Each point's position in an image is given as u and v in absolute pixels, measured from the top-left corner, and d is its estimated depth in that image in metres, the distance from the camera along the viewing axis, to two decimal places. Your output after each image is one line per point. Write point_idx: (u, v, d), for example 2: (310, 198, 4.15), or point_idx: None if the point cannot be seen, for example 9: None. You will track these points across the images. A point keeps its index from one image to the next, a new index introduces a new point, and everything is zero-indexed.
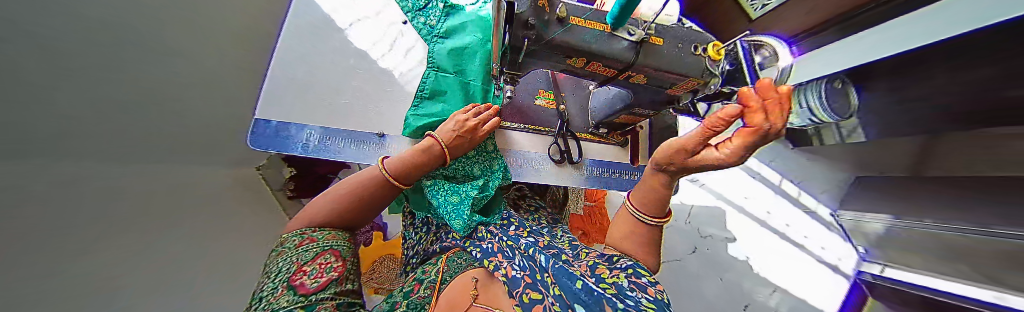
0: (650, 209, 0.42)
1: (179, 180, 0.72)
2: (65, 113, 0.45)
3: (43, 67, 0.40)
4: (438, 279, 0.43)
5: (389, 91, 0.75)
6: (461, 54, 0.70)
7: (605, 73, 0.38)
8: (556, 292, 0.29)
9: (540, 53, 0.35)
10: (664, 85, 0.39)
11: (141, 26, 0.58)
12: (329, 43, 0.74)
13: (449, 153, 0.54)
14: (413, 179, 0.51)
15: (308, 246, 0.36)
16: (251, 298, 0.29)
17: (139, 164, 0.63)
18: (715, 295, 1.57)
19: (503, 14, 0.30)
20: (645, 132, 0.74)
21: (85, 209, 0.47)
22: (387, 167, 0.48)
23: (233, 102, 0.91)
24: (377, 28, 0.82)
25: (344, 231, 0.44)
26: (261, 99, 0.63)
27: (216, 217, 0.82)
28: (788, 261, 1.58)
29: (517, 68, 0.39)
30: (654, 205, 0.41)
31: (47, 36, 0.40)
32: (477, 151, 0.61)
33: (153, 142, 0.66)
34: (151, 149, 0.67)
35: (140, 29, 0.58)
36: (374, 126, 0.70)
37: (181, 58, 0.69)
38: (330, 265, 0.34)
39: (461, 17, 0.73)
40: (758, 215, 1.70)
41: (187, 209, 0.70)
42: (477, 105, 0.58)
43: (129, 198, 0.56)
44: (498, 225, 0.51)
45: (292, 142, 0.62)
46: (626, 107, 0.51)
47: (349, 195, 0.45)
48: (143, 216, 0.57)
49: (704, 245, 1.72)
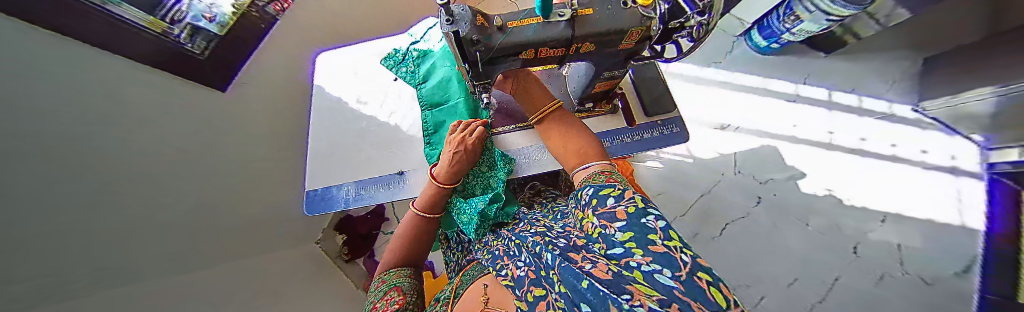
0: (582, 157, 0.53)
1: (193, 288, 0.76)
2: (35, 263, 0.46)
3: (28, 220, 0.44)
4: (455, 293, 0.50)
5: (395, 135, 0.85)
6: (444, 88, 0.81)
7: (556, 54, 0.43)
8: (562, 290, 0.28)
9: (496, 58, 0.41)
10: (611, 44, 0.43)
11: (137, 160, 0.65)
12: (343, 116, 0.89)
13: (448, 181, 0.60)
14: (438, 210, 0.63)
15: (383, 291, 0.52)
16: None
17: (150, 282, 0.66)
18: (805, 244, 1.38)
19: (454, 41, 0.38)
20: (630, 89, 0.77)
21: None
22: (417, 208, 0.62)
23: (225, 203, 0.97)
24: (371, 84, 0.94)
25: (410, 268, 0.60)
26: (308, 176, 0.80)
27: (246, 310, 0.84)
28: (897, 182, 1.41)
29: (482, 77, 0.45)
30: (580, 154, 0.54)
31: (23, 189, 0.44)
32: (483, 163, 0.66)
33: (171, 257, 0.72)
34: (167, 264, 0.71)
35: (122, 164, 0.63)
36: (392, 168, 0.80)
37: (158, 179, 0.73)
38: (392, 299, 0.48)
39: (434, 58, 0.86)
40: (820, 138, 1.56)
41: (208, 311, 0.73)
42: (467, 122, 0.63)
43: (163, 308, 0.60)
44: (509, 226, 0.56)
45: (335, 201, 0.77)
46: (594, 77, 0.55)
47: (399, 240, 0.62)
48: None
49: (767, 191, 1.53)
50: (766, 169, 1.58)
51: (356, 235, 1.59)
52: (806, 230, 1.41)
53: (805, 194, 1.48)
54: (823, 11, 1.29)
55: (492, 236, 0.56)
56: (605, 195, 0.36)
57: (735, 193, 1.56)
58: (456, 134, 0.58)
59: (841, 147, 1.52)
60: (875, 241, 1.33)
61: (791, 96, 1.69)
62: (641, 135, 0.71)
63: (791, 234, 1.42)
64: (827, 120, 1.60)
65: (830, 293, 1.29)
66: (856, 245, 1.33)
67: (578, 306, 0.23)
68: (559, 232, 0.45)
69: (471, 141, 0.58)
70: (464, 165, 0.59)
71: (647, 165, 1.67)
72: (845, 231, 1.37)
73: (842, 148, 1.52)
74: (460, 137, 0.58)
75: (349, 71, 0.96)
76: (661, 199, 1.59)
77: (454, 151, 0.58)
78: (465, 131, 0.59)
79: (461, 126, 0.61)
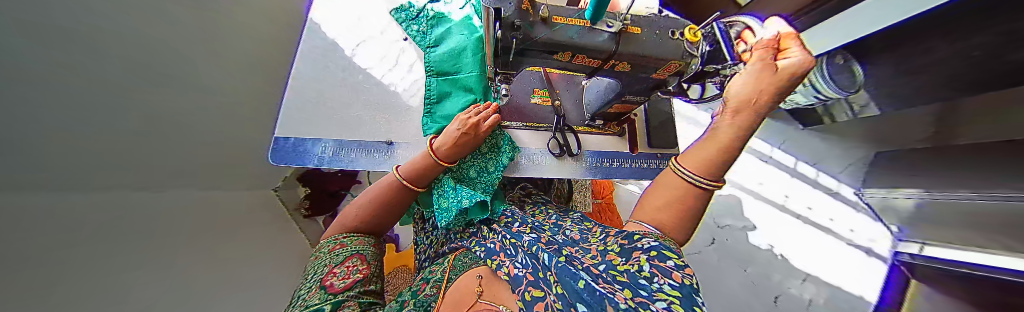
0: (709, 172, 0.32)
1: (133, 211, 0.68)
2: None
3: None
4: (445, 279, 0.47)
5: (392, 98, 0.79)
6: (456, 58, 0.75)
7: (590, 64, 0.41)
8: (559, 290, 0.29)
9: (529, 51, 0.38)
10: (648, 70, 0.42)
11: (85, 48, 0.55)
12: (336, 63, 0.80)
13: (446, 159, 0.57)
14: (422, 183, 0.58)
15: (343, 254, 0.46)
16: (294, 294, 0.39)
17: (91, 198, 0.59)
18: (741, 287, 1.54)
19: (492, 18, 0.33)
20: (642, 117, 0.76)
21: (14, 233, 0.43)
22: (399, 172, 0.57)
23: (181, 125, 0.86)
24: (375, 36, 0.85)
25: (371, 236, 0.55)
26: (281, 119, 0.71)
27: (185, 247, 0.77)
28: None
29: (507, 67, 0.43)
30: (714, 168, 0.32)
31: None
32: (487, 147, 0.66)
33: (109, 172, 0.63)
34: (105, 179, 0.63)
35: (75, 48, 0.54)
36: (382, 134, 0.74)
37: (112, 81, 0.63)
38: (355, 267, 0.43)
39: (450, 23, 0.80)
40: (777, 200, 1.74)
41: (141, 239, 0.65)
42: (478, 106, 0.63)
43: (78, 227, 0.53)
44: (501, 223, 0.55)
45: (309, 156, 0.70)
46: (616, 97, 0.54)
47: (368, 203, 0.55)
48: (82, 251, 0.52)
49: (722, 235, 1.77)
50: (726, 216, 1.82)
51: (324, 193, 1.52)
52: (743, 275, 1.58)
53: (752, 245, 1.65)
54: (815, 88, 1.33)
55: (484, 229, 0.55)
56: None
57: None
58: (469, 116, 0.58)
59: (792, 211, 1.69)
60: (792, 296, 1.44)
61: (764, 155, 1.90)
62: (639, 164, 0.72)
63: (730, 276, 1.59)
64: (788, 185, 1.77)
65: None
66: (778, 296, 1.47)
67: (574, 305, 0.24)
68: (561, 242, 0.45)
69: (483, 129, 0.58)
70: (468, 147, 0.58)
71: (627, 189, 1.74)
72: (772, 281, 1.51)
73: (792, 213, 1.68)
74: (474, 121, 0.58)
75: (353, 14, 0.87)
76: None
77: (464, 131, 0.57)
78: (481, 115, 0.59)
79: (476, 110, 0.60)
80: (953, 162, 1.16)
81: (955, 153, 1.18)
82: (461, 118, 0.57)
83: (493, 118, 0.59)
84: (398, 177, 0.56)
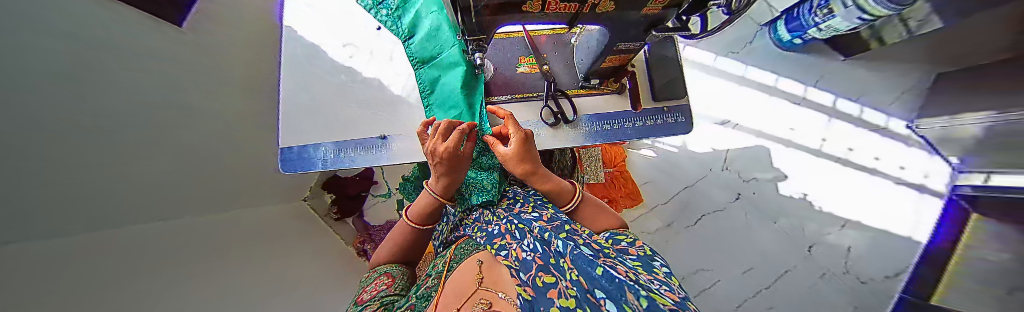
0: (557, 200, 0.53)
1: (189, 227, 0.77)
2: (71, 179, 0.48)
3: (51, 136, 0.43)
4: (445, 268, 0.48)
5: (380, 92, 0.77)
6: (434, 39, 0.71)
7: (567, 10, 0.36)
8: (572, 276, 0.27)
9: (494, 6, 0.33)
10: (637, 6, 0.36)
11: (124, 85, 0.60)
12: (318, 67, 0.78)
13: (441, 194, 0.55)
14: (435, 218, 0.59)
15: (374, 276, 0.51)
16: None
17: (155, 221, 0.68)
18: (770, 242, 1.48)
19: None
20: (642, 68, 0.69)
21: (106, 252, 0.51)
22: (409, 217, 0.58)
23: (214, 147, 0.93)
24: (348, 30, 0.81)
25: (406, 264, 0.58)
26: (282, 130, 0.73)
27: (242, 252, 0.88)
28: (870, 196, 1.46)
29: (478, 31, 0.39)
30: (558, 197, 0.52)
31: (55, 108, 0.44)
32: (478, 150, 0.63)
33: (161, 196, 0.71)
34: (160, 202, 0.71)
35: (123, 87, 0.60)
36: (377, 131, 0.74)
37: (160, 114, 0.70)
38: (380, 285, 0.47)
39: (418, 2, 0.74)
40: (814, 145, 1.57)
41: (204, 249, 0.75)
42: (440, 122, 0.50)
43: (151, 243, 0.61)
44: (504, 207, 0.55)
45: (313, 160, 0.72)
46: (608, 47, 0.48)
47: (394, 245, 0.57)
48: (166, 258, 0.61)
49: (749, 189, 1.58)
50: (753, 168, 1.60)
51: (345, 196, 1.57)
52: (772, 228, 1.50)
53: (780, 196, 1.54)
54: (856, 8, 1.18)
55: (488, 213, 0.55)
56: (620, 239, 0.38)
57: (718, 190, 1.60)
58: (429, 143, 0.49)
59: (829, 155, 1.54)
60: (830, 243, 1.43)
61: (797, 98, 1.65)
62: (644, 121, 0.66)
63: (756, 231, 1.51)
64: (825, 127, 1.59)
65: (777, 281, 1.43)
66: (813, 244, 1.45)
67: (591, 292, 0.22)
68: (565, 220, 0.44)
69: (446, 151, 0.47)
70: (447, 175, 0.52)
71: (640, 153, 1.66)
72: (807, 232, 1.46)
73: (830, 157, 1.54)
74: (431, 148, 0.49)
75: (324, 12, 0.83)
76: (646, 188, 1.62)
77: (437, 165, 0.50)
78: (438, 138, 0.48)
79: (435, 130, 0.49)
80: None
81: None
82: (425, 152, 0.49)
83: (455, 136, 0.47)
84: (410, 222, 0.57)
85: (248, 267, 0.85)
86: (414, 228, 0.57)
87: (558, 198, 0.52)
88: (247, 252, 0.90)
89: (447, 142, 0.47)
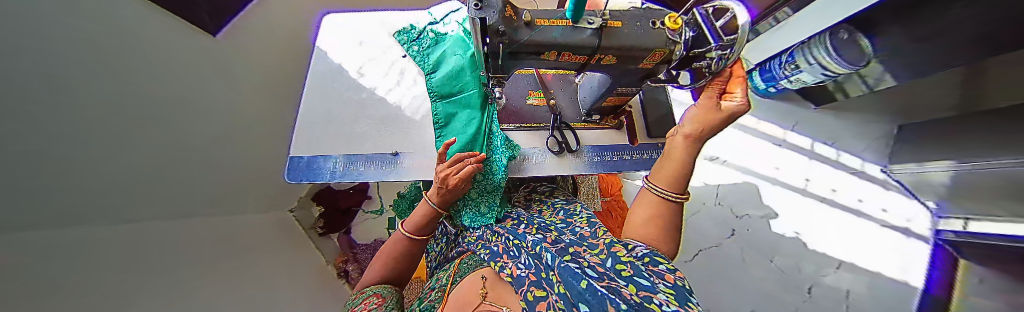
0: (672, 186, 0.43)
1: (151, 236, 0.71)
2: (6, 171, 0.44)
3: None
4: (450, 282, 0.49)
5: (396, 114, 0.82)
6: (455, 78, 0.79)
7: (577, 60, 0.42)
8: (561, 290, 0.30)
9: (515, 53, 0.40)
10: (634, 61, 0.43)
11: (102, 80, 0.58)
12: (342, 85, 0.85)
13: (441, 210, 0.59)
14: (429, 231, 0.60)
15: (363, 296, 0.48)
16: None
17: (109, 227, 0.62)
18: (766, 280, 1.46)
19: (478, 28, 0.36)
20: (637, 108, 0.78)
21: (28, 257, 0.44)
22: (406, 229, 0.58)
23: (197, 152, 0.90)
24: (377, 57, 0.89)
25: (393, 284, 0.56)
26: (294, 140, 0.76)
27: (204, 267, 0.80)
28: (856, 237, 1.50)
29: (499, 71, 0.46)
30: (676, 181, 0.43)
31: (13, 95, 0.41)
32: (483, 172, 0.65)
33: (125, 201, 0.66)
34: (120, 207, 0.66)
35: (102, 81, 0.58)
36: (387, 148, 0.77)
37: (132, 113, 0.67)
38: (371, 303, 0.45)
39: (447, 43, 0.84)
40: (798, 183, 1.66)
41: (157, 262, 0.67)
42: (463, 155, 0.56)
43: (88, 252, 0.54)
44: (508, 226, 0.57)
45: (320, 172, 0.74)
46: (609, 90, 0.56)
47: (387, 258, 0.56)
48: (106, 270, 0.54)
49: (740, 225, 1.62)
50: (745, 205, 1.67)
51: (335, 210, 1.56)
52: (769, 267, 1.50)
53: (776, 233, 1.56)
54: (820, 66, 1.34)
55: (488, 232, 0.57)
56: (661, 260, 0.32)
57: (710, 223, 1.66)
58: (442, 169, 0.54)
59: (814, 195, 1.61)
60: (827, 285, 1.41)
61: (779, 140, 1.78)
62: (641, 155, 0.72)
63: (755, 267, 1.50)
64: (807, 165, 1.68)
65: None
66: (811, 286, 1.42)
67: (577, 305, 0.25)
68: (566, 241, 0.46)
69: (455, 184, 0.53)
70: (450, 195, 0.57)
71: (636, 183, 1.72)
72: (804, 272, 1.45)
73: (814, 196, 1.61)
74: (444, 175, 0.53)
75: (355, 41, 0.91)
76: None
77: (441, 187, 0.55)
78: (451, 170, 0.53)
79: (451, 160, 0.55)
80: (987, 127, 1.09)
81: (987, 117, 1.11)
82: (436, 174, 0.54)
83: (470, 171, 0.52)
84: (406, 232, 0.57)
85: (209, 283, 0.77)
86: (409, 240, 0.58)
87: (672, 181, 0.43)
88: (207, 266, 0.82)
89: (460, 174, 0.53)
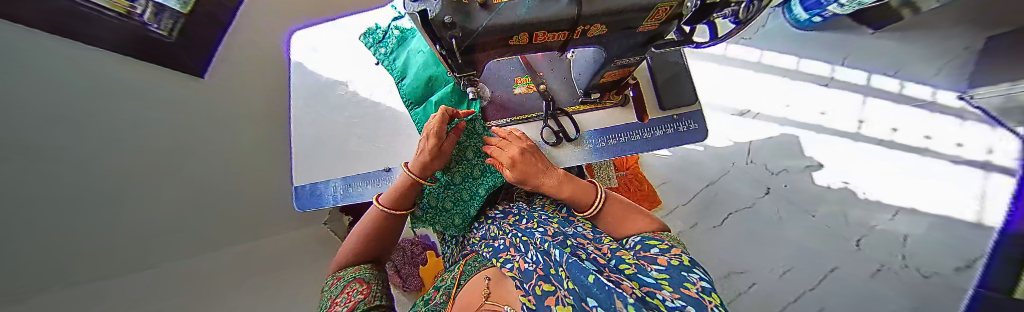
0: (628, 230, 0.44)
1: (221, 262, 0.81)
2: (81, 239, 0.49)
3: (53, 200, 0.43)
4: (455, 286, 0.48)
5: (381, 124, 0.78)
6: (424, 79, 0.77)
7: (557, 37, 0.34)
8: (568, 281, 0.22)
9: (476, 43, 0.33)
10: (632, 24, 0.33)
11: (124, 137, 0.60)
12: (323, 103, 0.81)
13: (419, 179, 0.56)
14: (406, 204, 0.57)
15: (341, 283, 0.44)
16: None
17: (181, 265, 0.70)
18: (804, 237, 1.35)
19: (418, 18, 0.28)
20: (645, 78, 0.66)
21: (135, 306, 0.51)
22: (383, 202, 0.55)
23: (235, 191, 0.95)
24: (347, 65, 0.83)
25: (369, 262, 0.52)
26: (293, 169, 0.76)
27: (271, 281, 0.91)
28: (920, 180, 1.32)
29: (466, 68, 0.38)
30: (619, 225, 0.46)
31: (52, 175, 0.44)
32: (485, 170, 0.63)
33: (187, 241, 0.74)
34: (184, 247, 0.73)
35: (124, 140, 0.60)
36: (380, 163, 0.75)
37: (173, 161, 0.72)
38: (356, 290, 0.41)
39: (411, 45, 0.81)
40: (848, 127, 1.43)
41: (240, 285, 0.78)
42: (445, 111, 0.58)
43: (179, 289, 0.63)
44: (510, 222, 0.53)
45: (324, 197, 0.74)
46: (605, 63, 0.46)
47: (370, 235, 0.54)
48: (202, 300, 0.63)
49: (777, 182, 1.44)
50: (780, 158, 1.48)
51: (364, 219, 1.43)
52: (809, 222, 1.37)
53: (819, 186, 1.39)
54: None
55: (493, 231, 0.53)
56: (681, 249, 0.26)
57: (740, 185, 1.46)
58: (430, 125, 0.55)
59: (868, 138, 1.40)
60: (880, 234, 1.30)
61: (825, 80, 1.50)
62: (652, 133, 0.63)
63: (795, 222, 1.38)
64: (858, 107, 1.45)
65: (822, 282, 1.29)
66: (861, 238, 1.31)
67: (586, 300, 0.18)
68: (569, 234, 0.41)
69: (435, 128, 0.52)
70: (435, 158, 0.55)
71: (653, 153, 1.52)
72: (852, 221, 1.33)
73: (870, 139, 1.40)
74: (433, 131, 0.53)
75: (326, 49, 0.86)
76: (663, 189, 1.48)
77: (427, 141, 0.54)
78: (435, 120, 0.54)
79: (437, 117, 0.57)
80: None
81: None
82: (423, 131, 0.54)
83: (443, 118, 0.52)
84: (382, 206, 0.55)
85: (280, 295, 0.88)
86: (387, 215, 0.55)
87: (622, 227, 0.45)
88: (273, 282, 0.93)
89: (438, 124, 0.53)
